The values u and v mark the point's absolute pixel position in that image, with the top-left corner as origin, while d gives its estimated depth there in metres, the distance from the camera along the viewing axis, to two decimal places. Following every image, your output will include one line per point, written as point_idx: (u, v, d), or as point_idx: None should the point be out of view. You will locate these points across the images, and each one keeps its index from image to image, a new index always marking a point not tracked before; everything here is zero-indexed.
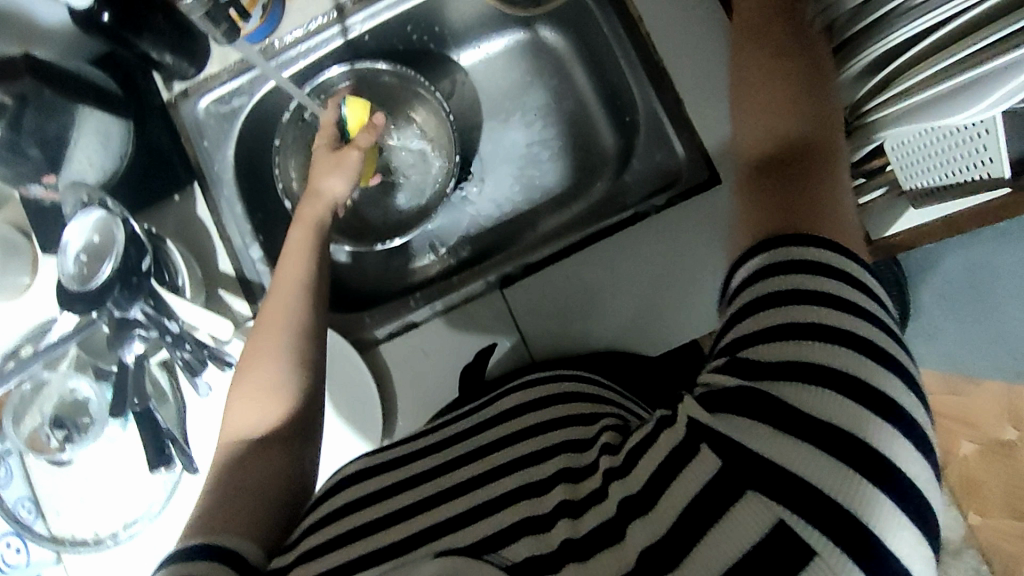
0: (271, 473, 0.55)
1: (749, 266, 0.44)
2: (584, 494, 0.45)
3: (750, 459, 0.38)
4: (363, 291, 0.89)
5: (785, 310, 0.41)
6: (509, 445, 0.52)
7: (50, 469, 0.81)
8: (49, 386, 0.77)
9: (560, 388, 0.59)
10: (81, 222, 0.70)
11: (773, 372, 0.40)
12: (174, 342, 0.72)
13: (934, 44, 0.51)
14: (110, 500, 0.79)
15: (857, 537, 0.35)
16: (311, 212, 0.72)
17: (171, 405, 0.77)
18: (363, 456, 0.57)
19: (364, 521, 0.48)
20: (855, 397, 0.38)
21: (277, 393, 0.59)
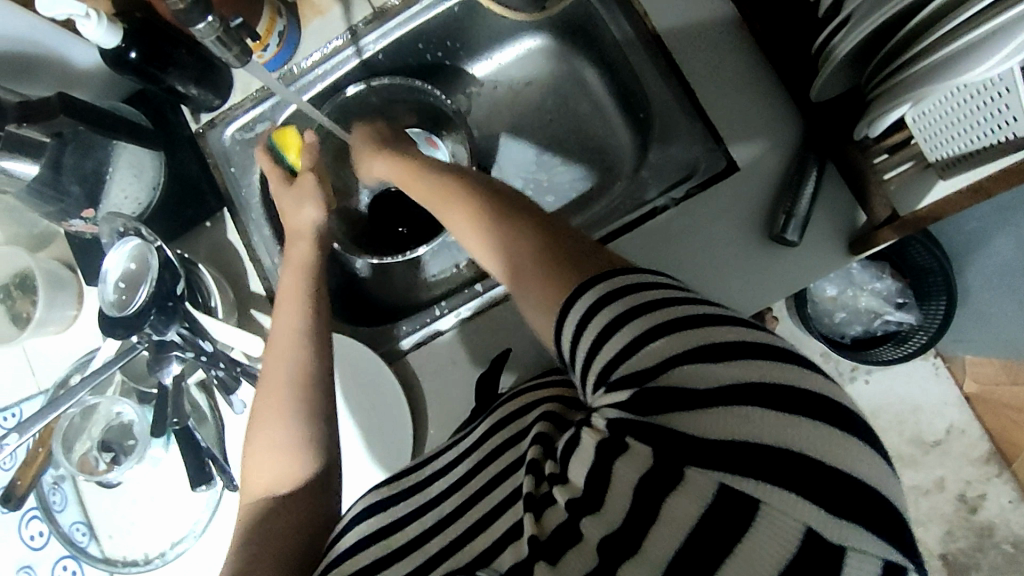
0: (293, 524, 0.57)
1: (594, 324, 0.44)
2: (545, 491, 0.43)
3: (673, 439, 0.37)
4: (387, 303, 0.90)
5: (658, 314, 0.41)
6: (489, 460, 0.51)
7: (100, 493, 0.83)
8: (99, 412, 0.81)
9: (527, 397, 0.57)
10: (118, 252, 0.74)
11: (660, 368, 0.40)
12: (209, 361, 0.75)
13: (947, 2, 0.49)
14: (157, 521, 0.81)
15: (815, 482, 0.34)
16: (299, 254, 0.74)
17: (210, 425, 0.79)
18: (371, 492, 0.55)
19: (371, 560, 0.47)
20: (769, 356, 0.39)
21: (292, 447, 0.61)
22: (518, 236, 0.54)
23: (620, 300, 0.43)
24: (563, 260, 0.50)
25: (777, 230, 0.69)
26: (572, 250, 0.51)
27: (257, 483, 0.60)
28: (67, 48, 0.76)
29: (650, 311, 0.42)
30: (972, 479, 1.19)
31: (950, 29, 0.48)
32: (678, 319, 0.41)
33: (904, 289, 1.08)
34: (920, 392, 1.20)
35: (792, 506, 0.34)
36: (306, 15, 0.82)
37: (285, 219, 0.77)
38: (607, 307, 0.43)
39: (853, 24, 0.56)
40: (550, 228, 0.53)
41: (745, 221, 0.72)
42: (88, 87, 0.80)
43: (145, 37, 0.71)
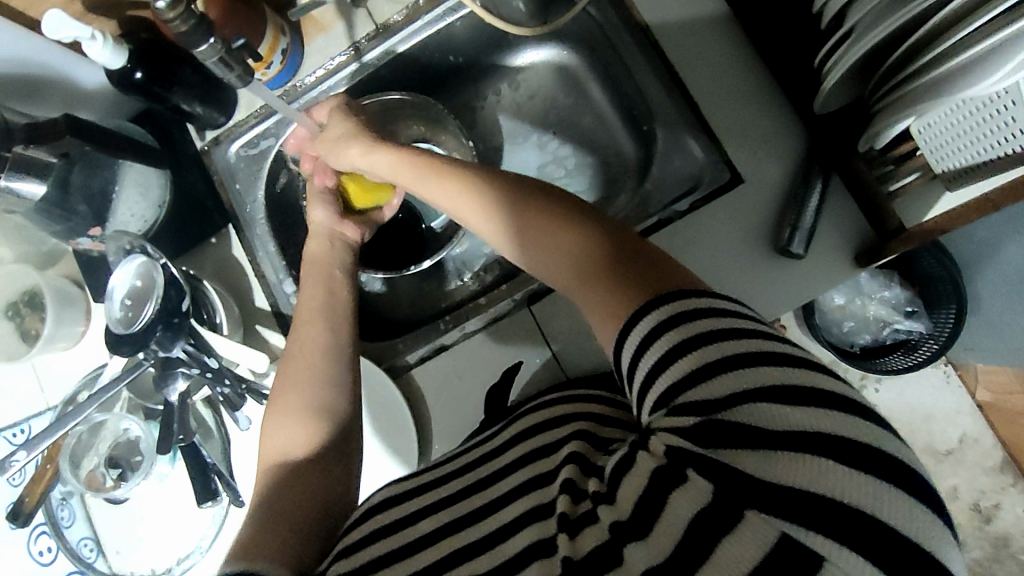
0: (302, 498, 0.58)
1: (653, 351, 0.44)
2: (582, 511, 0.43)
3: (740, 481, 0.36)
4: (393, 317, 0.90)
5: (725, 345, 0.41)
6: (513, 471, 0.51)
7: (108, 509, 0.84)
8: (106, 428, 0.81)
9: (546, 412, 0.58)
10: (124, 269, 0.74)
11: (732, 400, 0.39)
12: (215, 377, 0.74)
13: (950, 16, 0.49)
14: (165, 537, 0.81)
15: (860, 530, 0.33)
16: (318, 249, 0.77)
17: (216, 441, 0.79)
18: (387, 486, 0.57)
19: (383, 552, 0.49)
20: (842, 408, 0.38)
21: (303, 414, 0.63)
22: (570, 245, 0.53)
23: (688, 325, 0.43)
24: (620, 270, 0.50)
25: (782, 243, 0.69)
26: (626, 257, 0.51)
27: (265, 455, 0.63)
28: (74, 69, 0.77)
29: (718, 339, 0.41)
30: (987, 488, 1.18)
31: (951, 43, 0.48)
32: (745, 351, 0.41)
33: (912, 298, 1.07)
34: (932, 401, 1.19)
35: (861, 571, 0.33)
36: (310, 32, 0.83)
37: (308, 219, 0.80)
38: (674, 329, 0.43)
39: (856, 36, 0.56)
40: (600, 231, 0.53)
41: (750, 233, 0.72)
42: (94, 107, 0.81)
43: (150, 59, 0.72)
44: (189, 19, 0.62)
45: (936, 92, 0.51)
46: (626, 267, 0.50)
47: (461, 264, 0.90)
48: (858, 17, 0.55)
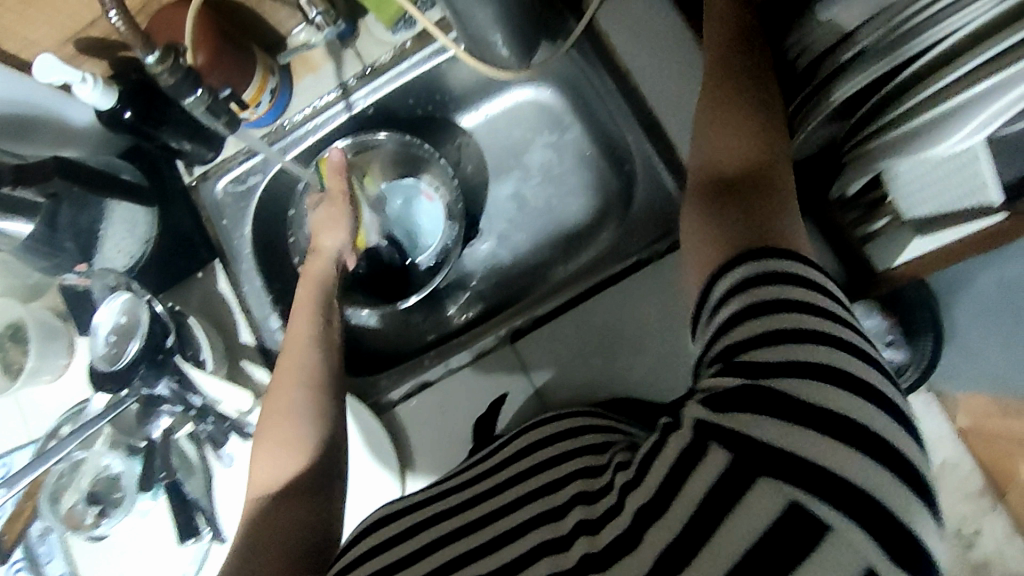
0: (292, 523, 0.60)
1: (725, 281, 0.48)
2: (601, 511, 0.49)
3: (758, 451, 0.41)
4: (379, 350, 0.91)
5: (796, 316, 0.44)
6: (528, 477, 0.58)
7: (87, 545, 0.83)
8: (87, 463, 0.81)
9: (551, 426, 0.64)
10: (109, 306, 0.75)
11: (778, 371, 0.43)
12: (198, 415, 0.76)
13: (928, 64, 0.51)
14: (146, 573, 0.81)
15: (847, 495, 0.39)
16: (314, 270, 0.78)
17: (199, 476, 0.78)
18: (385, 505, 0.64)
19: (385, 564, 0.55)
20: (868, 397, 0.41)
21: (297, 444, 0.65)
22: (737, 145, 0.55)
23: (743, 295, 0.46)
24: (753, 201, 0.52)
25: None
26: (765, 194, 0.52)
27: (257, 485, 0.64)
28: (62, 106, 0.79)
29: (774, 310, 0.45)
30: (965, 515, 1.18)
31: (931, 92, 0.50)
32: (800, 326, 0.44)
33: (892, 327, 1.04)
34: None
35: (864, 543, 0.38)
36: (299, 72, 0.85)
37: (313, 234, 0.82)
38: (752, 289, 0.46)
39: (835, 82, 0.57)
40: (768, 153, 0.54)
41: None
42: (82, 143, 0.82)
43: (139, 98, 0.73)
44: (176, 72, 0.67)
45: (907, 144, 0.53)
46: (745, 195, 0.53)
47: (447, 297, 0.91)
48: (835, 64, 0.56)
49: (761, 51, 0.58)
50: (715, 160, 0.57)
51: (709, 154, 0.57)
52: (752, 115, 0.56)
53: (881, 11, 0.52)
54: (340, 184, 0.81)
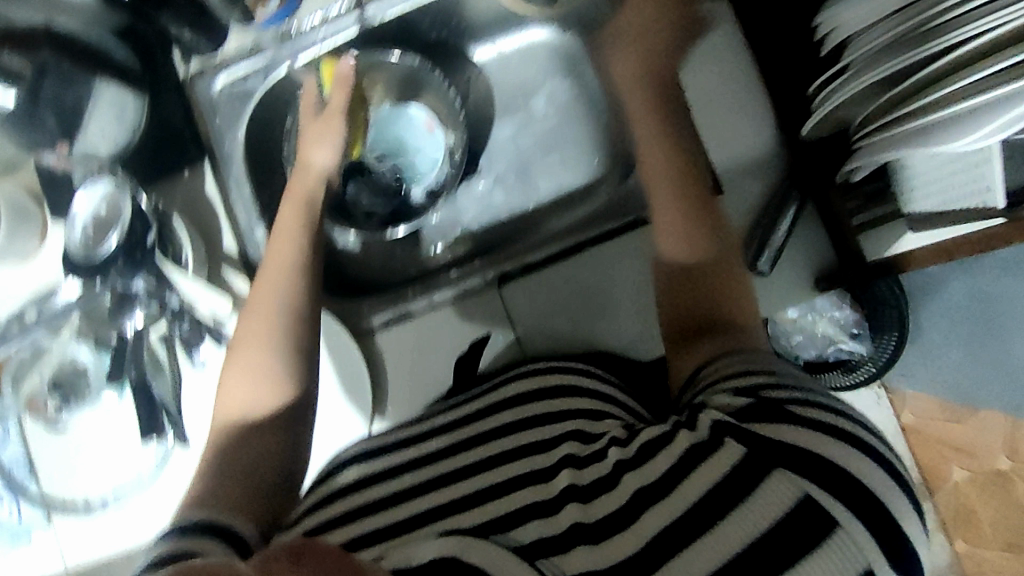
0: (264, 456, 0.61)
1: (717, 360, 0.55)
2: (589, 480, 0.49)
3: (773, 446, 0.44)
4: (360, 276, 0.89)
5: (784, 378, 0.51)
6: (522, 430, 0.60)
7: (42, 434, 0.81)
8: (50, 353, 0.78)
9: (538, 383, 0.67)
10: (89, 194, 0.74)
11: (788, 400, 0.48)
12: (175, 316, 0.76)
13: (943, 68, 0.52)
14: (104, 466, 0.81)
15: (850, 489, 0.42)
16: (302, 184, 0.75)
17: (167, 376, 0.77)
18: (363, 442, 0.68)
19: (357, 502, 0.58)
20: (857, 423, 0.47)
21: (274, 376, 0.65)
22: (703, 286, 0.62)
23: (747, 360, 0.54)
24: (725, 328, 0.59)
25: (751, 258, 0.71)
26: (733, 323, 0.59)
27: (230, 409, 0.64)
28: None
29: (772, 372, 0.52)
30: None
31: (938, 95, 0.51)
32: (789, 380, 0.51)
33: (859, 319, 1.08)
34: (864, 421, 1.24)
35: (862, 538, 0.40)
36: None
37: (301, 145, 0.77)
38: (755, 359, 0.53)
39: (852, 73, 0.58)
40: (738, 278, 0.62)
41: None
42: None
43: None
44: None
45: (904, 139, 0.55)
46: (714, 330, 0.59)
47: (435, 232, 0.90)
48: (856, 53, 0.57)
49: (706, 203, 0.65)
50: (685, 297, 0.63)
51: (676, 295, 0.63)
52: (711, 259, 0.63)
53: (906, 5, 0.53)
54: (344, 97, 0.76)
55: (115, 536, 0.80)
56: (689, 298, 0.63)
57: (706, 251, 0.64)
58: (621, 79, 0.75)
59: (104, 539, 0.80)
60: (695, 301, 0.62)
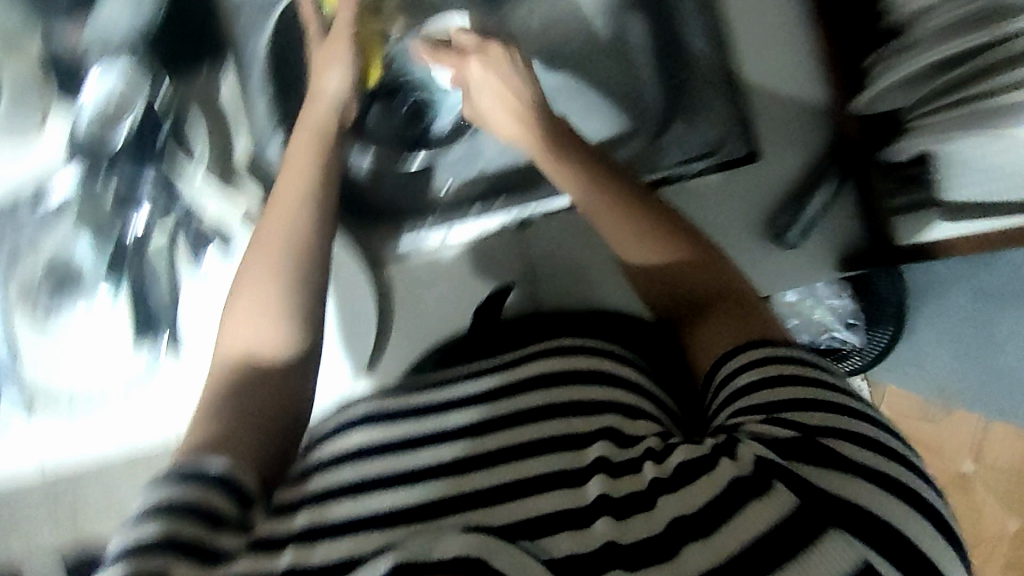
0: (267, 410, 0.56)
1: (732, 362, 0.53)
2: (624, 493, 0.45)
3: (828, 502, 0.41)
4: (369, 207, 0.79)
5: (815, 391, 0.48)
6: (553, 415, 0.52)
7: (27, 326, 0.77)
8: (47, 242, 0.75)
9: (574, 363, 0.57)
10: (97, 82, 0.74)
11: (827, 433, 0.45)
12: (181, 220, 0.76)
13: (990, 61, 0.51)
14: (88, 364, 0.76)
15: (900, 550, 0.41)
16: (316, 111, 0.68)
17: (167, 283, 0.76)
18: (375, 399, 0.56)
19: (358, 479, 0.48)
20: (905, 464, 0.45)
21: (278, 312, 0.59)
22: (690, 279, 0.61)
23: (755, 370, 0.51)
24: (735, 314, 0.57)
25: (778, 228, 0.71)
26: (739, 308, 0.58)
27: (231, 347, 0.59)
28: None
29: (791, 382, 0.49)
30: None
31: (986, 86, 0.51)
32: (830, 400, 0.48)
33: (857, 311, 1.08)
34: None
35: None
36: None
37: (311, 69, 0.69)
38: (757, 369, 0.51)
39: (912, 47, 0.57)
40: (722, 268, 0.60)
41: (751, 212, 0.72)
42: None
43: None
44: None
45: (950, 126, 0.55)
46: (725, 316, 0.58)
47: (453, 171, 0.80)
48: (923, 28, 0.55)
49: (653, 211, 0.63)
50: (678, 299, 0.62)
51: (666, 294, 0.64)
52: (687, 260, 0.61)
53: None
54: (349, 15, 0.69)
55: (90, 440, 0.76)
56: (680, 301, 0.62)
57: (674, 257, 0.62)
58: (476, 88, 0.66)
59: (77, 443, 0.76)
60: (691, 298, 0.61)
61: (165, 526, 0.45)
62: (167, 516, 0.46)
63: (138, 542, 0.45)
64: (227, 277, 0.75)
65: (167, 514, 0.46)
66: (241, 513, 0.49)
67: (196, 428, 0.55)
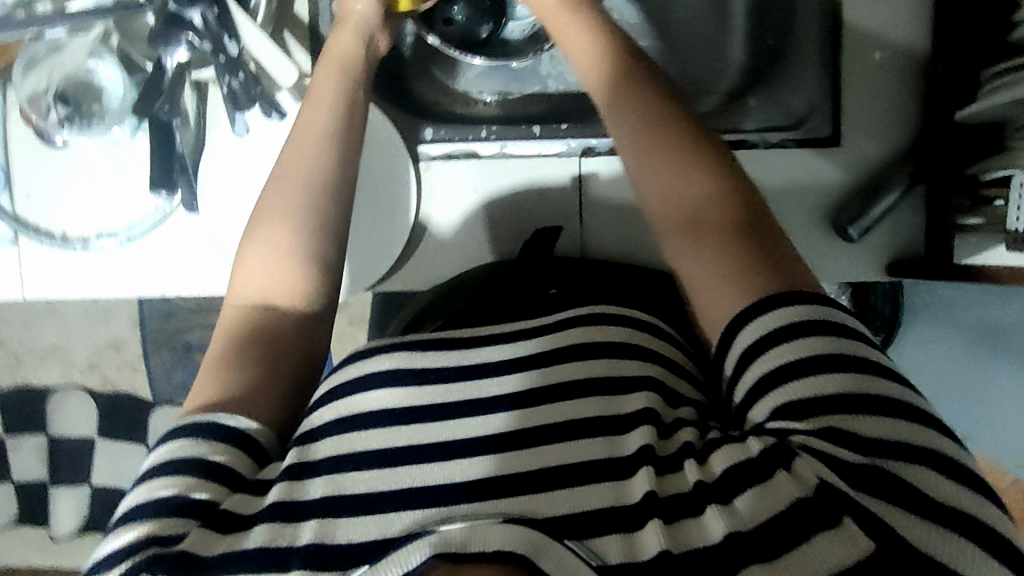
0: (285, 333, 0.51)
1: (748, 333, 0.42)
2: (671, 493, 0.40)
3: (908, 555, 0.34)
4: (423, 100, 0.78)
5: (866, 381, 0.39)
6: (583, 394, 0.46)
7: (34, 147, 0.72)
8: (67, 55, 0.69)
9: (614, 334, 0.50)
10: None
11: (903, 457, 0.37)
12: (227, 65, 0.65)
13: None
14: (94, 202, 0.72)
15: None
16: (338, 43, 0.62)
17: (192, 132, 0.69)
18: (401, 351, 0.49)
19: (382, 446, 0.45)
20: (989, 490, 0.37)
21: (301, 224, 0.53)
22: (680, 179, 0.50)
23: (772, 352, 0.41)
24: (737, 234, 0.47)
25: (841, 222, 0.69)
26: (738, 223, 0.47)
27: (271, 250, 0.53)
28: None
29: (821, 372, 0.39)
30: None
31: None
32: (894, 398, 0.39)
33: None
34: None
35: None
36: None
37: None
38: (771, 348, 0.41)
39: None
40: (719, 169, 0.50)
41: (813, 199, 0.71)
42: None
43: None
44: None
45: None
46: (717, 230, 0.47)
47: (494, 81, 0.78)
48: None
49: (648, 97, 0.53)
50: (663, 207, 0.51)
51: (656, 198, 0.51)
52: (678, 151, 0.51)
53: None
54: None
55: (82, 280, 0.73)
56: (691, 235, 0.49)
57: (668, 150, 0.51)
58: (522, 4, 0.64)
59: (69, 280, 0.73)
60: (676, 206, 0.50)
61: (183, 487, 0.42)
62: (185, 477, 0.42)
63: (149, 503, 0.42)
64: (275, 140, 0.69)
65: (185, 474, 0.42)
66: (256, 471, 0.46)
67: (211, 371, 0.48)
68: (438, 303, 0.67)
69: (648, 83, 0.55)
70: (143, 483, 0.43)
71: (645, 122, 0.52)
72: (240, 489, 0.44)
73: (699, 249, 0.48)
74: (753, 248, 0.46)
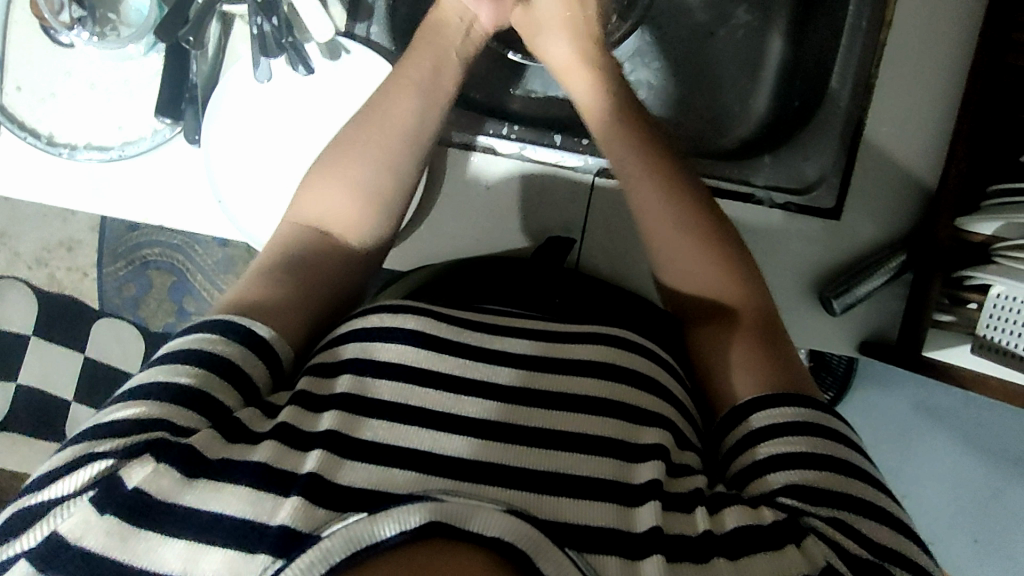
0: (314, 281, 0.52)
1: (773, 415, 0.46)
2: (676, 531, 0.41)
3: None
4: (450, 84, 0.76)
5: (862, 488, 0.43)
6: (593, 413, 0.47)
7: (33, 42, 0.68)
8: None
9: (628, 361, 0.51)
10: None
11: (895, 560, 0.40)
12: (262, 7, 0.63)
13: None
14: (87, 111, 0.69)
15: None
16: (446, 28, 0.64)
17: (208, 62, 0.68)
18: (424, 317, 0.49)
19: (390, 401, 0.45)
20: None
21: (360, 185, 0.56)
22: (705, 269, 0.56)
23: (785, 439, 0.45)
24: (754, 335, 0.53)
25: (828, 294, 0.70)
26: (755, 325, 0.53)
27: (298, 213, 0.55)
28: None
29: (825, 467, 0.43)
30: None
31: None
32: (885, 506, 0.42)
33: None
34: None
35: None
36: None
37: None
38: (782, 437, 0.45)
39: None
40: (743, 266, 0.56)
41: (809, 265, 0.73)
42: None
43: None
44: None
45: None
46: (736, 326, 0.53)
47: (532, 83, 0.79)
48: None
49: (687, 184, 0.59)
50: (689, 291, 0.57)
51: (683, 281, 0.57)
52: (709, 243, 0.56)
53: None
54: None
55: (62, 189, 0.70)
56: (710, 323, 0.55)
57: (700, 239, 0.57)
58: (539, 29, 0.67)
59: (46, 184, 0.69)
60: (702, 291, 0.56)
61: (197, 382, 0.42)
62: (202, 368, 0.43)
63: (163, 385, 0.42)
64: (298, 92, 0.67)
65: (199, 365, 0.43)
66: (269, 392, 0.47)
67: (243, 289, 0.50)
68: (429, 288, 0.65)
69: (690, 176, 0.60)
70: (159, 371, 0.43)
71: (682, 202, 0.58)
72: (249, 402, 0.45)
73: (718, 342, 0.54)
74: (767, 350, 0.52)
